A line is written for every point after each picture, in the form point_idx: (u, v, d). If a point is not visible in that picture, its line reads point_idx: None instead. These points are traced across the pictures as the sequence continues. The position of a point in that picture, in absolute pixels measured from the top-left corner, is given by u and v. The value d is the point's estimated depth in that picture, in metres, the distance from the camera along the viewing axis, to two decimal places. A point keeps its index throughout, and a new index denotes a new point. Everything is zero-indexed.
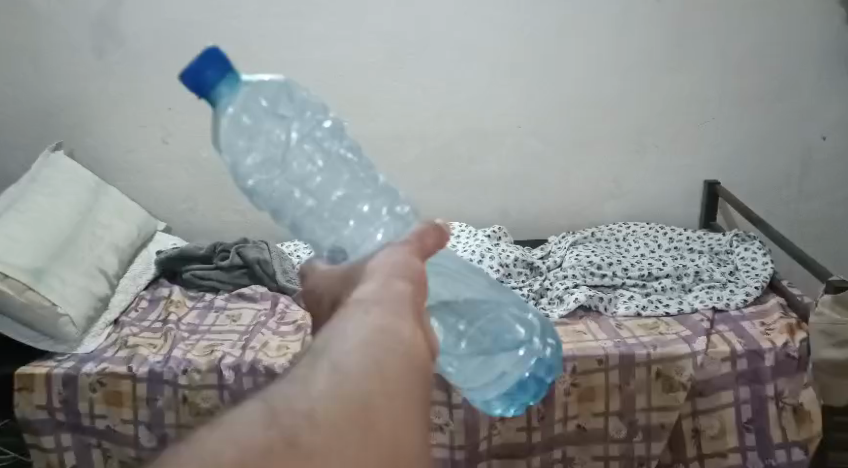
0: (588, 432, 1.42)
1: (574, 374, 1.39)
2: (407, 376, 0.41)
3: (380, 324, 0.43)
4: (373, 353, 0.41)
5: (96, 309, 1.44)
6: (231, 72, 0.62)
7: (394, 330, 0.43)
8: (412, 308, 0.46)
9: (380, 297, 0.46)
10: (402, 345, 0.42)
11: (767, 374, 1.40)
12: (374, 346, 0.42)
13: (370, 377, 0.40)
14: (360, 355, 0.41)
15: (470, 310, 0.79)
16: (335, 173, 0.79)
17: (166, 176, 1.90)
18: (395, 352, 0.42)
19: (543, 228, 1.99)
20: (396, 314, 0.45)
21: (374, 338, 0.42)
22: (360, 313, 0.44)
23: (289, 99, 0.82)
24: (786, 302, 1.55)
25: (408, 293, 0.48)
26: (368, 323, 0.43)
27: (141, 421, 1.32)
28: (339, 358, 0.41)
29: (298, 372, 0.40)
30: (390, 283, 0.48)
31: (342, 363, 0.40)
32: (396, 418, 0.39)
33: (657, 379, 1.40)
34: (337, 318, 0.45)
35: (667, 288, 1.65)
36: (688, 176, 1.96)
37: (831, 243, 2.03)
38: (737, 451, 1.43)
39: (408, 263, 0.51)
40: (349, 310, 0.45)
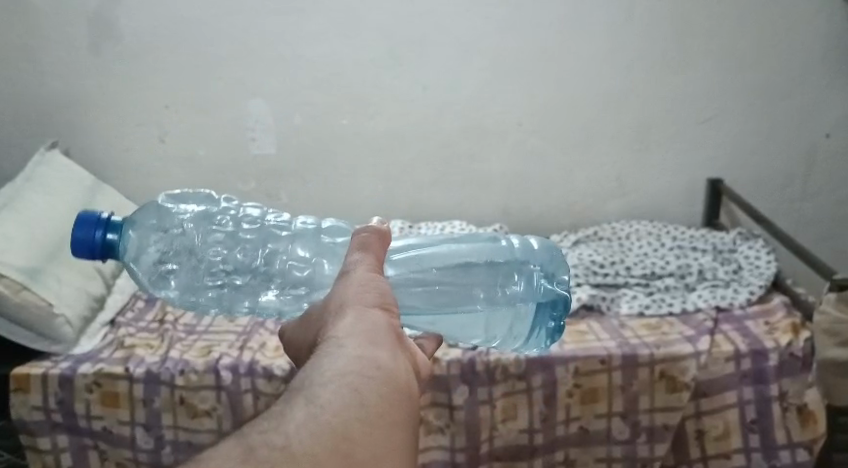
0: (590, 433, 1.41)
1: (576, 375, 1.37)
2: (388, 407, 0.38)
3: (357, 352, 0.41)
4: (351, 380, 0.38)
5: (91, 309, 1.44)
6: (110, 223, 0.70)
7: (371, 356, 0.41)
8: (389, 337, 0.44)
9: (357, 329, 0.44)
10: (379, 369, 0.40)
11: (772, 374, 1.38)
12: (354, 376, 0.38)
13: (349, 403, 0.36)
14: (340, 384, 0.37)
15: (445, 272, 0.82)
16: (242, 238, 0.86)
17: (165, 175, 1.89)
18: (374, 379, 0.39)
19: (545, 226, 1.97)
20: (372, 341, 0.43)
21: (350, 366, 0.39)
22: (337, 345, 0.42)
23: (167, 211, 0.89)
24: (791, 301, 1.53)
25: (382, 318, 0.46)
26: (346, 354, 0.40)
27: (138, 422, 1.31)
28: (315, 388, 0.37)
29: (276, 408, 0.36)
30: (365, 311, 0.46)
31: (321, 395, 0.37)
32: (378, 448, 0.36)
33: (661, 379, 1.38)
34: (311, 355, 0.42)
35: (670, 287, 1.64)
36: (692, 175, 1.94)
37: (837, 242, 2.01)
38: (742, 451, 1.41)
39: (380, 285, 0.50)
40: (327, 345, 0.42)
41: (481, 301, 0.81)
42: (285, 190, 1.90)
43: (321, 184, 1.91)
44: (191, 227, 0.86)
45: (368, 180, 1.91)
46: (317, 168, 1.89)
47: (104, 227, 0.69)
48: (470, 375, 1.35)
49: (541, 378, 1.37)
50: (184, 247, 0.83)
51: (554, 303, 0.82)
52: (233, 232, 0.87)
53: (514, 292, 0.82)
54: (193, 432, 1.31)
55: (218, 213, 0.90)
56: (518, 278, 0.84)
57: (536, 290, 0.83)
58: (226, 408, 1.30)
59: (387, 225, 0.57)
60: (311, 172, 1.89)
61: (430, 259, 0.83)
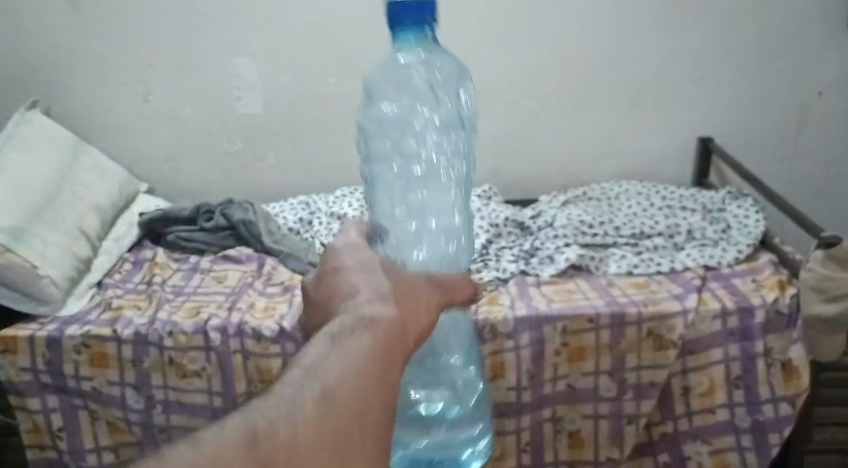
0: (578, 391, 1.43)
1: (564, 334, 1.40)
2: (385, 408, 0.40)
3: (373, 347, 0.43)
4: (360, 376, 0.40)
5: (77, 270, 1.44)
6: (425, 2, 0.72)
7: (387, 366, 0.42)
8: (407, 342, 0.46)
9: (381, 322, 0.45)
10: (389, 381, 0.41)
11: (757, 331, 1.39)
12: (363, 373, 0.40)
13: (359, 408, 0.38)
14: (349, 381, 0.39)
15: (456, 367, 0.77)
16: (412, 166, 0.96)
17: (152, 137, 1.87)
18: (380, 381, 0.41)
19: (534, 187, 1.97)
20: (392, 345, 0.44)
21: (365, 360, 0.41)
22: (360, 333, 0.43)
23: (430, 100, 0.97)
24: (779, 260, 1.54)
25: (409, 324, 0.47)
26: (363, 347, 0.42)
27: (128, 383, 1.32)
28: (328, 381, 0.39)
29: (284, 391, 0.38)
30: (398, 306, 0.48)
31: (331, 386, 0.38)
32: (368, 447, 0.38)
33: (649, 337, 1.40)
34: (331, 333, 0.44)
35: (658, 247, 1.64)
36: (683, 134, 1.93)
37: (828, 202, 2.00)
38: (725, 407, 1.43)
39: (423, 289, 0.52)
40: (350, 330, 0.44)
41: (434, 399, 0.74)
42: (272, 152, 1.89)
43: (308, 145, 1.89)
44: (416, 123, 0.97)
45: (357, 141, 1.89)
46: (304, 129, 1.87)
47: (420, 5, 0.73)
48: None
49: (529, 336, 1.40)
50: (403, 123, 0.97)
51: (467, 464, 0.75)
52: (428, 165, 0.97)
53: (468, 434, 0.76)
54: (182, 393, 1.32)
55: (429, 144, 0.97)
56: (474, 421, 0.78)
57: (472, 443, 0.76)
58: (216, 369, 1.31)
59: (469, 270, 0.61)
60: (298, 133, 1.87)
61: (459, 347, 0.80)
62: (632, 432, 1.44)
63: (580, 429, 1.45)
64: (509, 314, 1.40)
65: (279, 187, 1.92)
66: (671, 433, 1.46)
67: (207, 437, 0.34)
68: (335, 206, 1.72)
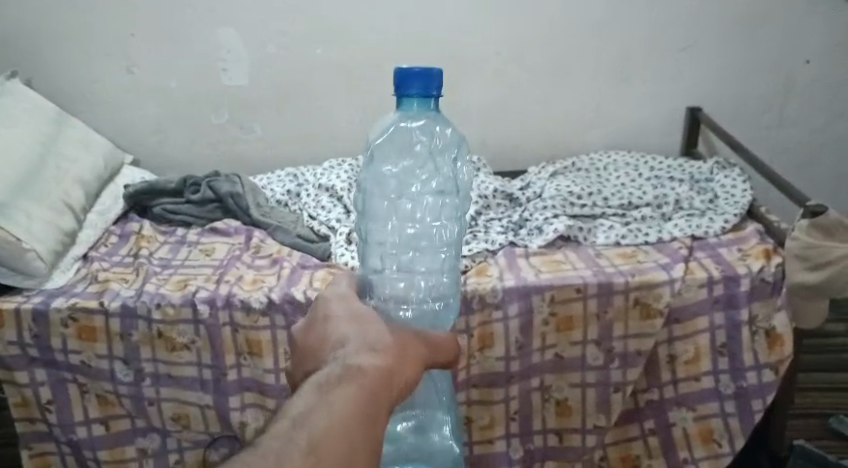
0: (566, 360, 1.44)
1: (552, 303, 1.41)
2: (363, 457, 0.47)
3: (353, 401, 0.50)
4: (339, 431, 0.48)
5: (62, 244, 1.43)
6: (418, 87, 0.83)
7: (369, 414, 0.50)
8: (388, 389, 0.53)
9: (363, 375, 0.53)
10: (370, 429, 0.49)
11: (743, 299, 1.40)
12: (342, 428, 0.48)
13: (338, 464, 0.46)
14: (328, 436, 0.47)
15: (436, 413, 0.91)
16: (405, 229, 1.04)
17: (136, 109, 1.85)
18: (359, 433, 0.48)
19: (523, 158, 1.96)
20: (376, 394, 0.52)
21: (346, 416, 0.49)
22: (342, 388, 0.51)
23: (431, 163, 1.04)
24: (765, 229, 1.54)
25: (395, 373, 0.55)
26: (345, 402, 0.50)
27: (116, 356, 1.32)
28: (311, 438, 0.47)
29: (272, 444, 0.47)
30: (381, 358, 0.55)
31: (313, 444, 0.46)
32: None
33: (636, 306, 1.41)
34: (318, 389, 0.52)
35: (646, 217, 1.64)
36: (671, 103, 1.93)
37: (815, 171, 2.00)
38: (710, 375, 1.45)
39: (408, 341, 0.59)
40: (335, 384, 0.52)
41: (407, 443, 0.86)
42: (259, 123, 1.87)
43: (294, 116, 1.87)
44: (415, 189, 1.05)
45: (343, 112, 1.87)
46: (290, 100, 1.86)
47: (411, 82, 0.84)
48: None
49: (517, 307, 1.41)
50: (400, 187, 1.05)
51: None
52: (421, 228, 1.05)
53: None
54: (172, 365, 1.33)
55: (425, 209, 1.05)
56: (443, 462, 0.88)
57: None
58: (205, 341, 1.31)
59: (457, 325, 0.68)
60: (285, 104, 1.86)
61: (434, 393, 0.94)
62: (619, 400, 1.46)
63: (568, 398, 1.47)
64: (497, 285, 1.40)
65: (266, 158, 1.91)
66: (657, 400, 1.47)
67: None
68: (322, 179, 1.71)
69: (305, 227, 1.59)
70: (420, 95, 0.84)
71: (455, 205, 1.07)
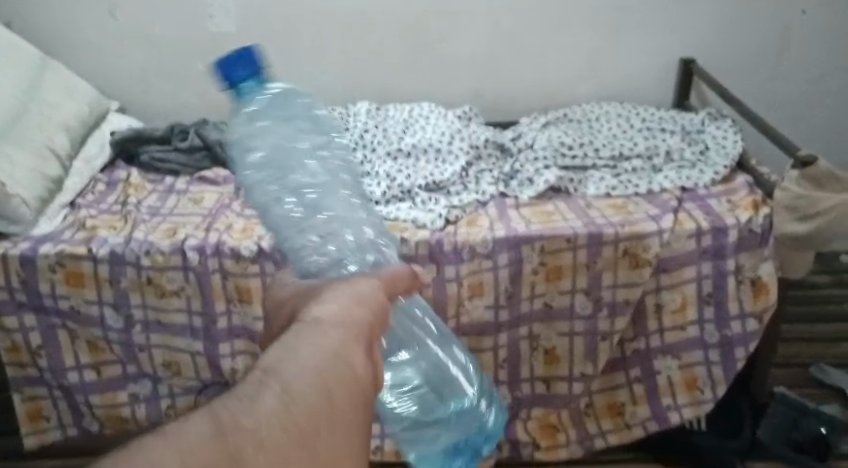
0: (554, 310, 1.46)
1: (541, 253, 1.41)
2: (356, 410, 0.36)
3: (338, 342, 0.38)
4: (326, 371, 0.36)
5: (48, 190, 1.42)
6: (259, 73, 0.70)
7: (352, 348, 0.38)
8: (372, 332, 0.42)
9: (341, 315, 0.41)
10: (363, 380, 0.37)
11: (730, 249, 1.41)
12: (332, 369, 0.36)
13: (328, 413, 0.34)
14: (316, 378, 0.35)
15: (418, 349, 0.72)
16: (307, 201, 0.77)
17: (123, 54, 1.82)
18: (353, 379, 0.36)
19: (516, 110, 1.95)
20: (361, 339, 0.40)
21: (330, 360, 0.37)
22: (320, 328, 0.39)
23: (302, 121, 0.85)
24: (755, 180, 1.55)
25: (373, 317, 0.43)
26: (327, 340, 0.38)
27: (106, 302, 1.33)
28: (291, 378, 0.34)
29: (244, 386, 0.33)
30: (356, 301, 0.44)
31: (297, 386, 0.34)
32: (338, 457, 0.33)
33: (625, 256, 1.42)
34: (290, 332, 0.39)
35: (637, 169, 1.64)
36: (665, 54, 1.91)
37: (806, 124, 1.99)
38: (696, 324, 1.46)
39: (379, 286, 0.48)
40: (308, 325, 0.40)
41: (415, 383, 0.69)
42: None
43: (283, 64, 1.85)
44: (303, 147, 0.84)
45: (333, 61, 1.85)
46: (279, 48, 1.83)
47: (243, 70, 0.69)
48: (439, 254, 1.41)
49: (506, 257, 1.41)
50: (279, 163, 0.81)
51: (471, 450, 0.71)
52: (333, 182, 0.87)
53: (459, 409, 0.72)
54: (162, 312, 1.33)
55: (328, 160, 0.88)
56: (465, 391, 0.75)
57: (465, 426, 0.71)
58: (194, 288, 1.31)
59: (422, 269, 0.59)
60: (274, 53, 1.83)
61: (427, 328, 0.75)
62: (605, 348, 1.48)
63: (556, 346, 1.49)
64: (488, 235, 1.41)
65: None
66: (643, 349, 1.49)
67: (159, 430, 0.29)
68: None
69: None
70: (256, 80, 0.70)
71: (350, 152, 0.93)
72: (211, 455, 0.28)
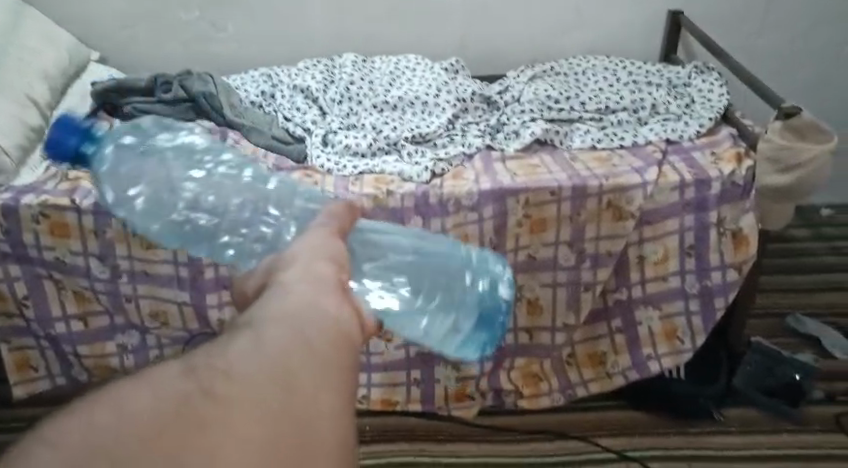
0: (538, 261, 1.47)
1: (526, 206, 1.42)
2: (330, 352, 0.39)
3: (301, 301, 0.42)
4: (291, 322, 0.39)
5: (28, 139, 1.40)
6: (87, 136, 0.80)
7: (316, 302, 0.42)
8: (335, 287, 0.46)
9: (302, 278, 0.45)
10: (322, 309, 0.42)
11: (712, 202, 1.43)
12: (294, 320, 0.39)
13: (300, 353, 0.37)
14: (281, 329, 0.38)
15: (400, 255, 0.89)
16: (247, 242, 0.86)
17: (101, 3, 1.79)
18: (320, 328, 0.40)
19: (502, 62, 1.94)
20: (320, 288, 0.44)
21: (294, 313, 0.40)
22: (283, 292, 0.43)
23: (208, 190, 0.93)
24: (738, 133, 1.55)
25: (335, 277, 0.47)
26: (289, 301, 0.42)
27: (91, 253, 1.33)
28: (256, 332, 0.37)
29: (213, 345, 0.37)
30: (311, 265, 0.47)
31: (266, 336, 0.37)
32: (316, 388, 0.36)
33: (608, 208, 1.43)
34: (257, 302, 0.43)
35: (622, 122, 1.64)
36: (653, 6, 1.89)
37: (790, 78, 2.00)
38: (677, 275, 1.49)
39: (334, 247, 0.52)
40: (275, 291, 0.44)
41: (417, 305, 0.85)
42: (232, 21, 1.82)
43: (266, 15, 1.82)
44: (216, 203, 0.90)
45: (318, 12, 1.83)
46: None
47: (82, 137, 0.80)
48: (424, 207, 1.42)
49: (491, 210, 1.42)
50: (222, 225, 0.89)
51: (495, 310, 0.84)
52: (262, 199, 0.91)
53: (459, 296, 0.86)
54: (148, 263, 1.34)
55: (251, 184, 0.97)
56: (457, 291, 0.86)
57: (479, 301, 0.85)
58: None
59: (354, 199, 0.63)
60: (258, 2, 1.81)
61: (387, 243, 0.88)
62: (587, 299, 1.50)
63: (539, 297, 1.51)
64: (473, 188, 1.42)
65: (238, 58, 1.87)
66: (625, 300, 1.52)
67: (126, 386, 0.32)
68: (297, 79, 1.72)
69: (279, 129, 1.60)
70: (91, 141, 0.80)
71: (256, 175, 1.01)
72: (180, 400, 0.31)
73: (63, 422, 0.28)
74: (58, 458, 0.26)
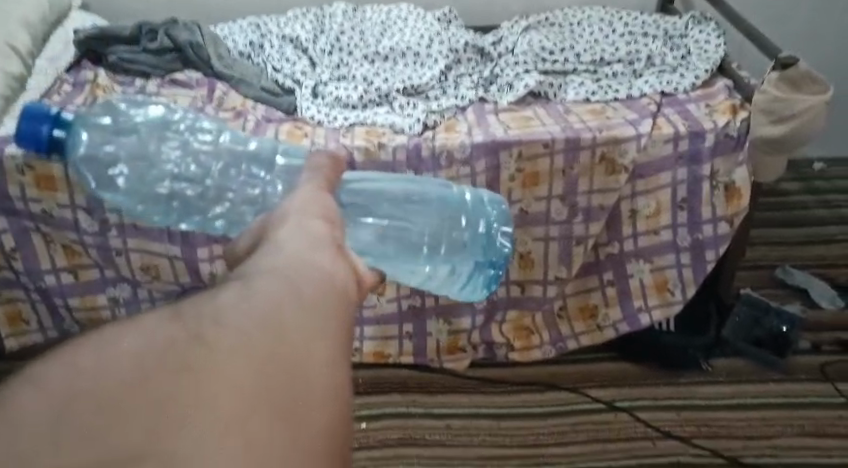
0: (530, 215, 1.47)
1: (519, 159, 1.41)
2: (329, 298, 0.36)
3: (298, 252, 0.39)
4: (289, 273, 0.36)
5: (10, 88, 1.40)
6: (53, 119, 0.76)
7: (315, 254, 0.40)
8: (334, 243, 0.43)
9: (300, 229, 0.42)
10: (316, 265, 0.38)
11: (706, 155, 1.42)
12: (291, 270, 0.37)
13: (298, 301, 0.34)
14: (277, 279, 0.35)
15: (394, 204, 0.88)
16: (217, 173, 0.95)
17: None
18: (320, 280, 0.37)
19: (496, 13, 1.90)
20: (316, 243, 0.41)
21: (293, 264, 0.38)
22: (281, 242, 0.41)
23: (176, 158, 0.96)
24: (734, 85, 1.54)
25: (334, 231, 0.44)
26: (287, 252, 0.39)
27: (79, 205, 1.31)
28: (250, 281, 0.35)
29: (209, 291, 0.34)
30: (308, 217, 0.44)
31: (261, 285, 0.34)
32: (312, 332, 0.33)
33: (601, 162, 1.42)
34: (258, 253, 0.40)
35: (617, 74, 1.62)
36: None
37: (787, 28, 1.97)
38: (669, 228, 1.49)
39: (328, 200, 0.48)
40: (275, 240, 0.41)
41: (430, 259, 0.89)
42: None
43: None
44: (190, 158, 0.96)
45: None
46: None
47: (49, 123, 0.76)
48: (416, 160, 1.40)
49: (484, 164, 1.41)
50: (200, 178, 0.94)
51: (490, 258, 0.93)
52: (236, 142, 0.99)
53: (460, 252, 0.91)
54: None
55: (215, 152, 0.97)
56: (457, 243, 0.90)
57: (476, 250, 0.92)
58: None
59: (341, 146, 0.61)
60: None
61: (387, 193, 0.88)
62: (580, 253, 1.51)
63: (531, 251, 1.51)
64: (466, 141, 1.40)
65: (226, 8, 1.83)
66: (617, 253, 1.52)
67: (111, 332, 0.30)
68: (287, 30, 1.68)
69: (269, 80, 1.57)
70: (57, 124, 0.76)
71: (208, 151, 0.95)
72: (164, 346, 0.29)
73: (51, 372, 0.27)
74: (43, 406, 0.26)
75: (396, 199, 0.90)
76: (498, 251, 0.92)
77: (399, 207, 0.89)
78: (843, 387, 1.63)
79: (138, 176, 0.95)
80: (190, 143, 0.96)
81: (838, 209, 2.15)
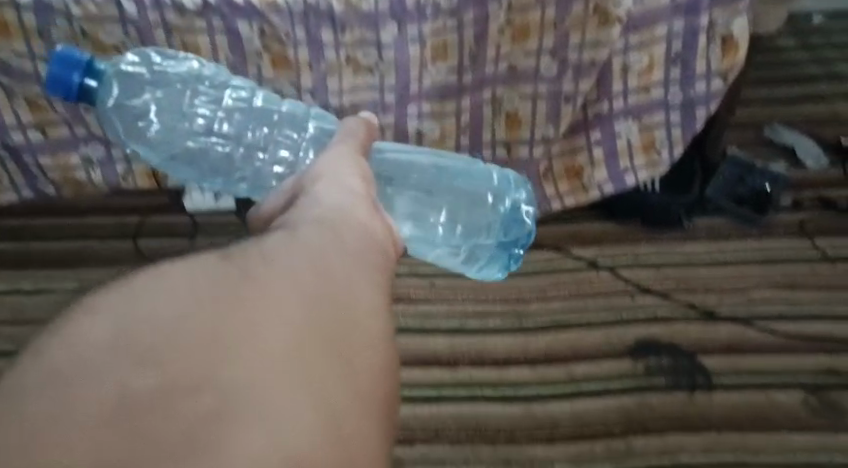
0: (519, 71, 1.41)
1: (509, 11, 1.33)
2: (348, 337, 0.51)
3: (325, 279, 0.54)
4: (315, 307, 0.51)
5: None
6: (76, 66, 1.03)
7: (337, 282, 0.55)
8: (354, 268, 0.58)
9: (332, 253, 0.58)
10: (341, 319, 0.52)
11: (704, 5, 1.34)
12: (318, 304, 0.52)
13: (320, 342, 0.49)
14: (306, 312, 0.50)
15: (420, 176, 1.20)
16: (243, 120, 1.20)
17: None
18: (339, 316, 0.52)
19: None
20: (341, 273, 0.56)
21: (319, 295, 0.52)
22: (310, 257, 0.56)
23: (201, 103, 1.19)
24: None
25: (359, 257, 0.60)
26: (317, 277, 0.54)
27: (38, 55, 1.27)
28: (287, 311, 0.50)
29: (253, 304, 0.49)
30: (334, 233, 0.61)
31: (296, 320, 0.49)
32: (328, 370, 0.48)
33: (595, 14, 1.33)
34: (290, 257, 0.55)
35: None
36: None
37: None
38: (661, 85, 1.44)
39: (352, 213, 0.66)
40: (307, 255, 0.56)
41: (461, 234, 1.15)
42: None
43: None
44: (205, 111, 1.18)
45: None
46: None
47: (76, 72, 1.03)
48: (399, 10, 1.30)
49: (473, 15, 1.32)
50: (229, 134, 1.18)
51: (516, 243, 1.21)
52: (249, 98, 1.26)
53: (493, 233, 1.17)
54: None
55: (230, 98, 1.23)
56: (488, 229, 1.17)
57: (507, 229, 1.19)
58: (135, 40, 1.27)
59: (364, 125, 0.94)
60: None
61: (410, 174, 1.19)
62: (568, 112, 1.46)
63: (518, 110, 1.47)
64: None
65: None
66: (605, 113, 1.47)
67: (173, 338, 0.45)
68: None
69: None
70: (81, 72, 1.03)
71: (237, 108, 1.22)
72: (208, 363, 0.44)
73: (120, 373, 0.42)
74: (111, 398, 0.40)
75: (418, 168, 1.23)
76: (520, 231, 1.21)
77: (427, 184, 1.18)
78: (819, 242, 1.69)
79: (168, 126, 1.17)
80: (217, 97, 1.21)
81: (833, 66, 2.10)
